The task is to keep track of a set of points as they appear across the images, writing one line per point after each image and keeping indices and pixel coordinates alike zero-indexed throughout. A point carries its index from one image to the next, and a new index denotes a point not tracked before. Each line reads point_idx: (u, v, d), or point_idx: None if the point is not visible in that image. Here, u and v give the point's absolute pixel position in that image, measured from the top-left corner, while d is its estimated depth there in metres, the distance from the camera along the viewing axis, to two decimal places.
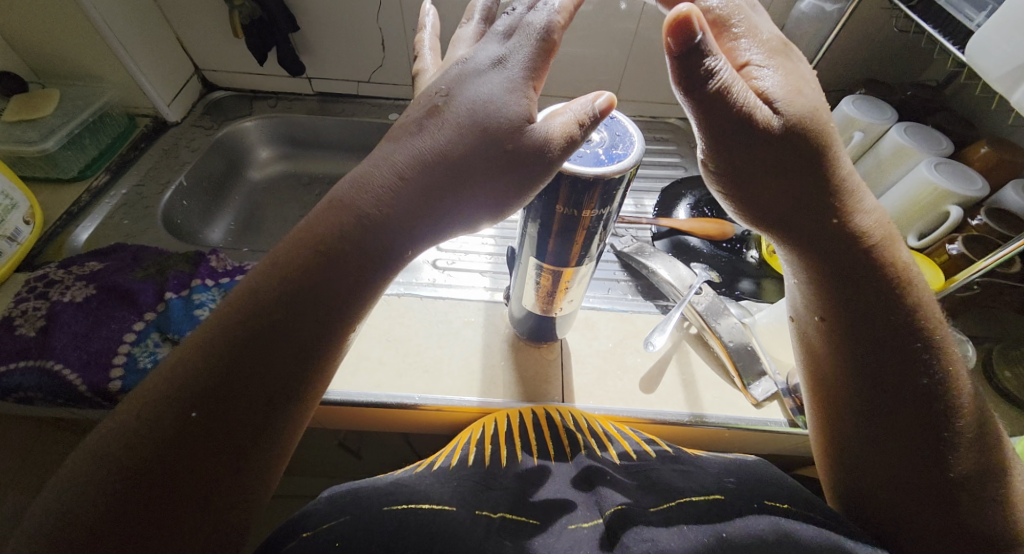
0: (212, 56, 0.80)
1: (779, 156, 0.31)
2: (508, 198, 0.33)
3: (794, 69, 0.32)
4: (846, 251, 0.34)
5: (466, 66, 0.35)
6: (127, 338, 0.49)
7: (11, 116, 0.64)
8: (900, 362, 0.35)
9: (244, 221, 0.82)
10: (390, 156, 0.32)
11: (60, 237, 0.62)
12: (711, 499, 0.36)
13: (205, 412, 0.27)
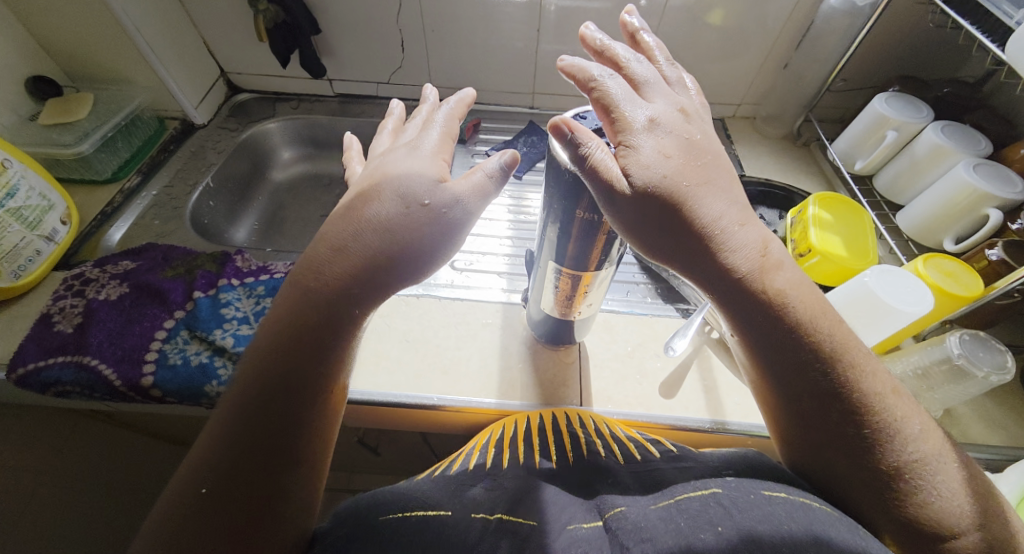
0: (237, 59, 0.82)
1: (650, 212, 0.33)
2: (439, 251, 0.38)
3: (672, 128, 0.35)
4: (748, 306, 0.35)
5: (383, 160, 0.41)
6: (159, 334, 0.51)
7: (48, 119, 0.66)
8: (810, 397, 0.35)
9: (267, 220, 0.84)
10: (328, 236, 0.37)
11: (95, 237, 0.64)
12: (707, 493, 0.34)
13: (213, 487, 0.32)
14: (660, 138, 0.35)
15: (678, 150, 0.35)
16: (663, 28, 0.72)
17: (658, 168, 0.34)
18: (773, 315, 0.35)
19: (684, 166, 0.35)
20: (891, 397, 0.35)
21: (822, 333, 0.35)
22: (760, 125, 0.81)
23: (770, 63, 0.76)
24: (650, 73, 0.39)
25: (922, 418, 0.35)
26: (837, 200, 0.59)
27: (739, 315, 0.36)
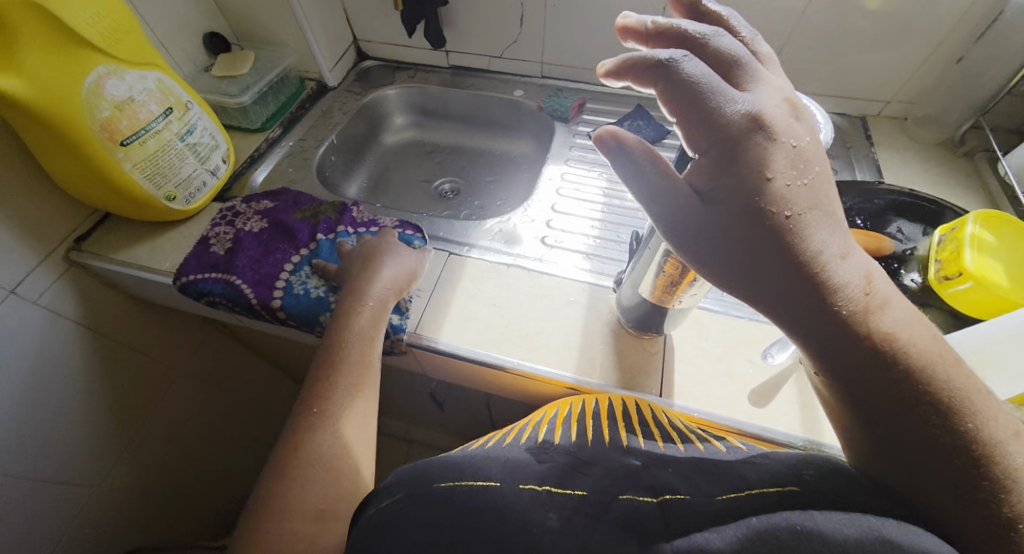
0: (369, 27, 0.88)
1: (731, 232, 0.31)
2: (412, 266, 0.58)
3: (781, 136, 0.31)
4: (844, 342, 0.32)
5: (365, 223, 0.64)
6: (287, 267, 0.58)
7: (218, 71, 0.76)
8: (914, 445, 0.32)
9: (375, 180, 0.91)
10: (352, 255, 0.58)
11: (243, 177, 0.73)
12: (784, 490, 0.32)
13: (317, 409, 0.48)
14: (773, 151, 0.31)
15: (784, 163, 0.31)
16: (807, 12, 0.66)
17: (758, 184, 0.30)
18: (872, 356, 0.32)
19: (792, 187, 0.31)
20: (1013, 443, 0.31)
21: (933, 377, 0.32)
22: (907, 128, 0.72)
23: (934, 57, 0.66)
24: (744, 49, 0.33)
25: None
26: (1006, 221, 0.50)
27: (828, 353, 0.33)
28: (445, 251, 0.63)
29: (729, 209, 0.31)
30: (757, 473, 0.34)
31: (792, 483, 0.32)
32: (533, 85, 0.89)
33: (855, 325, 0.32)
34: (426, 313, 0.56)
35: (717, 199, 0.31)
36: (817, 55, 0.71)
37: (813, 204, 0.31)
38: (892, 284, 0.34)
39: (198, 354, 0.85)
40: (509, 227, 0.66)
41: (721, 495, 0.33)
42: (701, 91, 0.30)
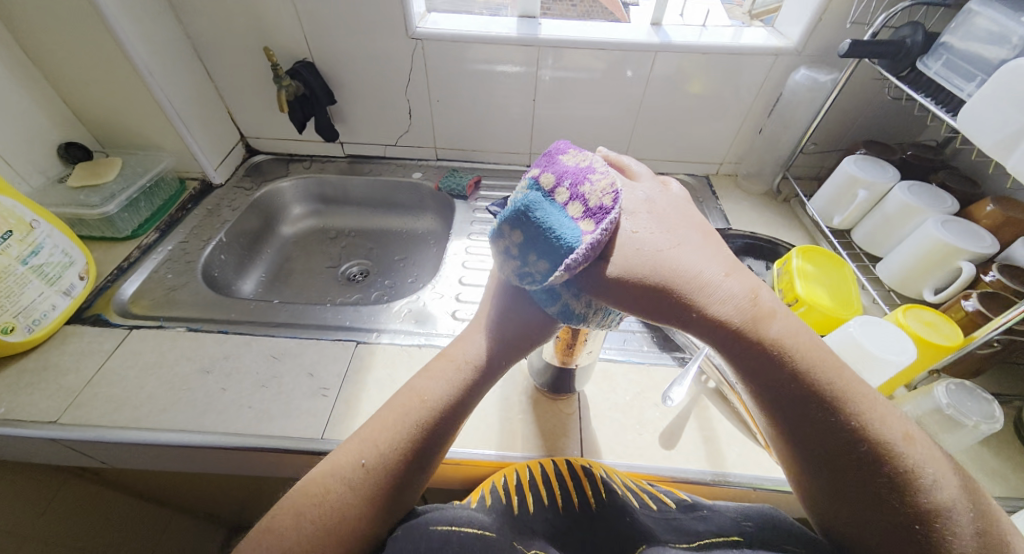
0: (256, 125, 0.88)
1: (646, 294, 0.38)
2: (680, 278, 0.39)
3: (687, 249, 0.40)
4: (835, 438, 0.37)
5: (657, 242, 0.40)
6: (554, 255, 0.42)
7: (76, 182, 0.71)
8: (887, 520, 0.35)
9: (274, 273, 0.87)
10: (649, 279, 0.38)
11: (109, 291, 0.66)
12: (730, 540, 0.41)
13: (368, 464, 0.37)
14: (633, 221, 0.40)
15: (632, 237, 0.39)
16: (648, 95, 0.79)
17: (643, 252, 0.39)
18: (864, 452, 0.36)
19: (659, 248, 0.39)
20: (902, 445, 0.36)
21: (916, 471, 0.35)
22: (744, 182, 0.87)
23: (749, 127, 0.82)
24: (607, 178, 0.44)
25: (941, 463, 0.36)
26: (818, 251, 0.63)
27: (745, 372, 0.39)
28: (352, 340, 0.61)
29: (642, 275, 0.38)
30: (708, 526, 0.43)
31: (736, 533, 0.41)
32: (429, 167, 0.93)
33: (745, 346, 0.38)
34: (335, 412, 0.53)
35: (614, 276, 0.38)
36: (664, 130, 0.84)
37: (682, 266, 0.39)
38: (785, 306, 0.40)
39: (62, 514, 0.69)
40: (418, 306, 0.67)
41: (676, 544, 0.41)
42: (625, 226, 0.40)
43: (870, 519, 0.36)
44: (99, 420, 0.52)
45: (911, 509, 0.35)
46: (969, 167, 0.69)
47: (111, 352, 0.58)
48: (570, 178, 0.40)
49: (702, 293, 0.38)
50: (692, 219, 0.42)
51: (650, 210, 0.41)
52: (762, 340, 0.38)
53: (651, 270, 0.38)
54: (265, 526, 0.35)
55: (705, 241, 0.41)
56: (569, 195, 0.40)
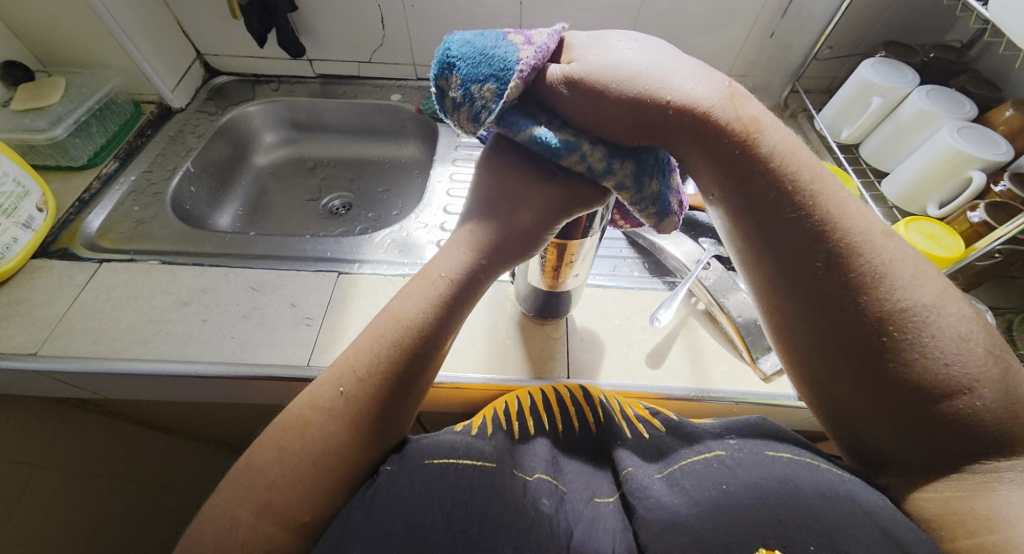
0: (214, 40, 0.80)
1: (608, 97, 0.35)
2: (645, 84, 0.35)
3: (663, 57, 0.37)
4: (789, 239, 0.34)
5: (613, 52, 0.37)
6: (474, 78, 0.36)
7: (19, 105, 0.65)
8: (840, 323, 0.33)
9: (251, 205, 0.83)
10: (608, 74, 0.36)
11: (73, 224, 0.63)
12: (710, 457, 0.40)
13: (346, 389, 0.36)
14: (596, 50, 0.38)
15: (581, 58, 0.37)
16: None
17: (603, 62, 0.36)
18: (818, 248, 0.33)
19: (629, 55, 0.36)
20: (882, 246, 0.33)
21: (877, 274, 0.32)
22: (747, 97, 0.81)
23: (757, 33, 0.75)
24: None
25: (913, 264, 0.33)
26: (826, 168, 0.62)
27: (709, 160, 0.35)
28: (334, 271, 0.59)
29: (579, 75, 0.36)
30: (691, 447, 0.42)
31: (719, 449, 0.41)
32: (410, 88, 0.86)
33: (715, 136, 0.35)
34: (320, 341, 0.52)
35: (565, 81, 0.36)
36: (664, 38, 0.77)
37: (656, 64, 0.36)
38: (768, 114, 0.36)
39: (73, 442, 0.70)
40: (402, 236, 0.64)
41: (658, 474, 0.41)
42: (586, 54, 0.38)
43: (828, 313, 0.33)
44: (78, 353, 0.50)
45: (879, 309, 0.32)
46: (993, 70, 0.64)
47: (83, 286, 0.56)
48: (467, 63, 0.35)
49: (669, 85, 0.35)
50: (689, 54, 0.39)
51: (624, 32, 0.39)
52: (731, 128, 0.34)
53: (619, 74, 0.35)
54: (245, 464, 0.35)
55: (690, 56, 0.38)
56: (482, 73, 0.35)
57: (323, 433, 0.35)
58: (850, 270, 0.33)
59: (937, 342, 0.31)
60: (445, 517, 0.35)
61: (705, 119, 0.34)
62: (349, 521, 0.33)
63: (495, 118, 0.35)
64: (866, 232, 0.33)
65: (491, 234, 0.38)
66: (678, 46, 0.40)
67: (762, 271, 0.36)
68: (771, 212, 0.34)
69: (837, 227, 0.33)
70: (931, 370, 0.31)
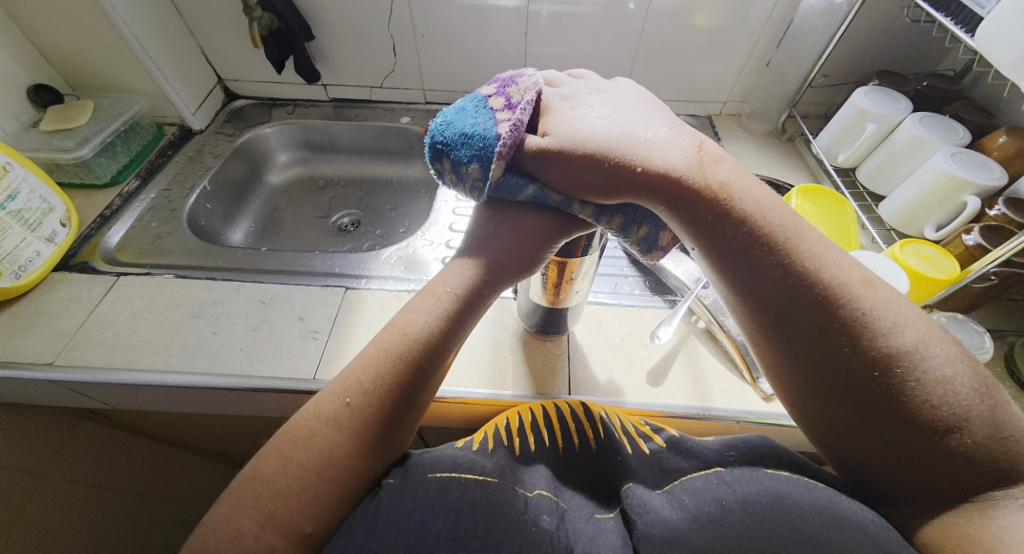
0: (234, 66, 0.84)
1: (585, 160, 0.36)
2: (620, 146, 0.36)
3: (630, 116, 0.38)
4: (776, 290, 0.35)
5: (584, 117, 0.38)
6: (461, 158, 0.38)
7: (49, 126, 0.68)
8: (835, 369, 0.34)
9: (264, 222, 0.85)
10: (582, 138, 0.37)
11: (94, 239, 0.65)
12: (710, 473, 0.41)
13: (352, 399, 0.37)
14: (566, 112, 0.39)
15: (554, 123, 0.38)
16: (647, 28, 0.74)
17: (575, 128, 0.37)
18: (804, 297, 0.34)
19: (598, 120, 0.38)
20: (859, 290, 0.34)
21: (861, 316, 0.33)
22: (747, 122, 0.84)
23: (754, 61, 0.78)
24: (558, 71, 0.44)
25: (892, 300, 0.34)
26: (822, 192, 0.63)
27: (690, 227, 0.36)
28: (342, 286, 0.60)
29: (555, 147, 0.37)
30: (692, 462, 0.43)
31: (719, 464, 0.41)
32: (419, 111, 0.89)
33: (694, 197, 0.36)
34: (326, 354, 0.53)
35: (542, 145, 0.37)
36: (665, 66, 0.80)
37: (624, 123, 0.38)
38: (737, 170, 0.37)
39: (80, 454, 0.71)
40: (408, 252, 0.66)
41: (661, 488, 0.42)
42: (558, 115, 0.39)
43: (822, 358, 0.34)
44: (93, 363, 0.52)
45: (866, 359, 0.33)
46: (986, 98, 0.66)
47: (100, 298, 0.58)
48: (499, 84, 0.41)
49: (644, 148, 0.36)
50: (651, 104, 0.40)
51: (596, 94, 0.41)
52: (706, 189, 0.36)
53: (589, 140, 0.37)
54: (250, 473, 0.36)
55: (652, 110, 0.39)
56: (494, 94, 0.40)
57: (328, 443, 0.36)
58: (835, 318, 0.34)
59: (926, 386, 0.32)
60: (448, 531, 0.35)
61: (681, 181, 0.36)
62: (352, 535, 0.34)
63: (470, 148, 0.37)
64: (845, 280, 0.34)
65: (492, 252, 0.40)
66: (650, 91, 0.41)
67: (755, 336, 0.36)
68: (756, 263, 0.35)
69: (817, 275, 0.34)
70: (922, 415, 0.32)
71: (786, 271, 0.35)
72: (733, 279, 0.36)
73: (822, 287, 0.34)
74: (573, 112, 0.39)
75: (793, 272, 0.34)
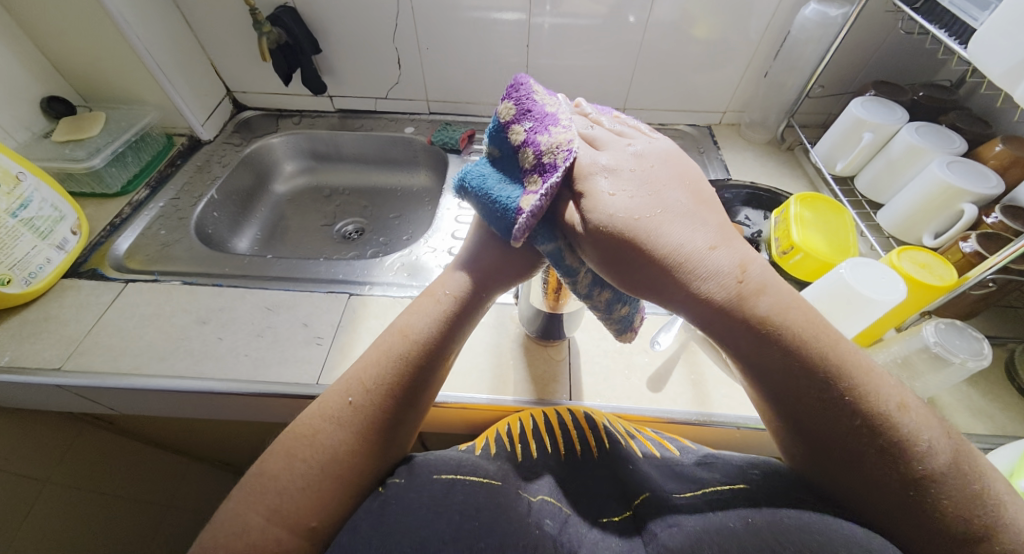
0: (243, 78, 0.86)
1: (622, 249, 0.35)
2: (658, 237, 0.35)
3: (672, 195, 0.36)
4: (807, 405, 0.33)
5: (628, 194, 0.36)
6: (483, 211, 0.40)
7: (62, 136, 0.70)
8: (865, 480, 0.32)
9: (269, 230, 0.86)
10: (622, 221, 0.35)
11: (103, 247, 0.66)
12: (736, 488, 0.37)
13: (355, 398, 0.38)
14: (607, 181, 0.37)
15: (598, 200, 0.36)
16: (647, 40, 0.76)
17: (616, 211, 0.36)
18: (836, 414, 0.32)
19: (635, 202, 0.36)
20: (891, 409, 0.32)
21: (894, 437, 0.32)
22: (746, 131, 0.85)
23: (753, 72, 0.79)
24: (602, 130, 0.42)
25: (926, 419, 0.32)
26: (819, 200, 0.64)
27: (719, 334, 0.34)
28: (345, 292, 0.61)
29: (599, 224, 0.36)
30: (714, 474, 0.40)
31: (742, 480, 0.38)
32: (422, 121, 0.91)
33: (721, 312, 0.34)
34: (329, 360, 0.54)
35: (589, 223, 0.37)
36: (664, 76, 0.81)
37: (663, 209, 0.36)
38: (773, 272, 0.35)
39: (82, 461, 0.71)
40: (411, 259, 0.66)
41: (682, 493, 0.38)
42: (596, 188, 0.37)
43: (853, 470, 0.33)
44: (100, 368, 0.53)
45: (896, 473, 0.32)
46: (982, 108, 0.67)
47: (109, 304, 0.59)
48: (533, 123, 0.40)
49: (680, 246, 0.34)
50: (689, 175, 0.38)
51: (636, 166, 0.38)
52: (741, 297, 0.33)
53: (629, 226, 0.35)
54: (257, 470, 0.36)
55: (690, 192, 0.37)
56: (524, 145, 0.39)
57: (329, 440, 0.37)
58: (868, 435, 0.32)
59: (958, 503, 0.31)
60: (452, 532, 0.34)
61: (715, 297, 0.33)
62: (358, 533, 0.34)
63: (493, 212, 0.39)
64: (881, 404, 0.32)
65: (488, 261, 0.42)
66: (688, 167, 0.39)
67: (781, 432, 0.35)
68: (787, 376, 0.33)
69: (853, 393, 0.32)
70: (955, 531, 0.31)
71: (819, 385, 0.33)
72: (762, 389, 0.35)
73: (857, 406, 0.32)
74: (613, 181, 0.37)
75: (827, 389, 0.32)
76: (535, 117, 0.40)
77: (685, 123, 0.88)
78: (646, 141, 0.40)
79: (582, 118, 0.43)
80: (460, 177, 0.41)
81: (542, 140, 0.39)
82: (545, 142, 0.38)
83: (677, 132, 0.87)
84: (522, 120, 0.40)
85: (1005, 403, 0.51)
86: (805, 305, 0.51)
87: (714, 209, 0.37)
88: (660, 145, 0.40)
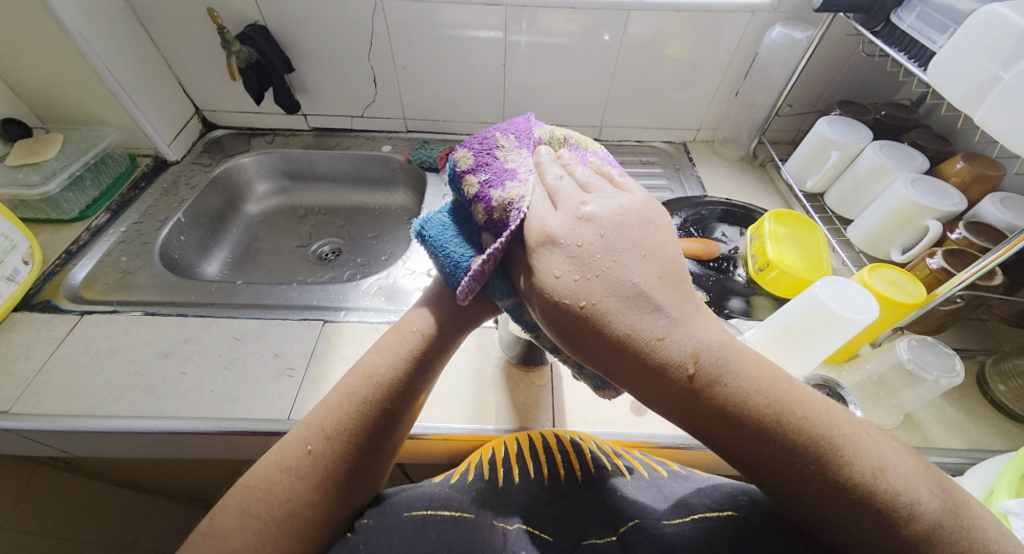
0: (214, 97, 0.84)
1: (579, 329, 0.32)
2: (610, 322, 0.32)
3: (623, 271, 0.32)
4: (786, 480, 0.31)
5: (581, 266, 0.33)
6: (434, 264, 0.40)
7: (15, 161, 0.67)
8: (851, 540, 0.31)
9: (240, 253, 0.84)
10: (572, 303, 0.32)
11: (58, 276, 0.63)
12: (724, 515, 0.37)
13: (315, 446, 0.37)
14: (555, 258, 0.33)
15: (547, 276, 0.33)
16: (622, 59, 0.77)
17: (566, 287, 0.33)
18: (815, 484, 0.31)
19: (583, 284, 0.32)
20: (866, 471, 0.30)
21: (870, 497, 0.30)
22: (720, 148, 0.86)
23: (724, 91, 0.81)
24: (562, 186, 0.38)
25: (901, 471, 0.31)
26: (792, 216, 0.65)
27: (685, 416, 0.32)
28: (320, 319, 0.59)
29: (551, 301, 0.33)
30: (703, 499, 0.39)
31: (731, 507, 0.37)
32: (400, 139, 0.90)
33: (683, 395, 0.31)
34: (302, 393, 0.52)
35: (541, 297, 0.34)
36: (639, 94, 0.82)
37: (611, 291, 0.32)
38: (728, 348, 0.32)
39: (36, 505, 0.67)
40: (389, 282, 0.65)
41: (670, 519, 0.39)
42: (540, 264, 0.34)
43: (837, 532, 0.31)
44: (51, 410, 0.49)
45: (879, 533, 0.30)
46: (943, 126, 0.69)
47: (63, 339, 0.56)
48: (489, 176, 0.38)
49: (636, 325, 0.31)
50: (646, 241, 0.34)
51: (590, 231, 0.34)
52: (698, 379, 0.31)
53: (582, 303, 0.32)
54: (208, 526, 0.35)
55: (644, 266, 0.33)
56: (478, 196, 0.38)
57: (285, 493, 0.35)
58: (848, 502, 0.30)
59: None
60: None
61: (673, 384, 0.31)
62: None
63: (444, 267, 0.39)
64: (855, 472, 0.30)
65: (451, 303, 0.41)
66: (648, 223, 0.35)
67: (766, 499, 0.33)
68: (758, 453, 0.31)
69: (826, 463, 0.30)
70: None
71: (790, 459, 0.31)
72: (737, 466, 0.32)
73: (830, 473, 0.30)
74: (565, 253, 0.34)
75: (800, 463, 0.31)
76: (496, 172, 0.38)
77: (661, 140, 0.89)
78: (608, 196, 0.36)
79: (555, 167, 0.40)
80: (417, 224, 0.41)
81: (499, 195, 0.37)
82: (501, 197, 0.37)
83: (653, 149, 0.89)
84: (480, 172, 0.39)
85: (978, 416, 0.52)
86: (782, 324, 0.52)
87: (668, 283, 0.33)
88: (621, 200, 0.36)
